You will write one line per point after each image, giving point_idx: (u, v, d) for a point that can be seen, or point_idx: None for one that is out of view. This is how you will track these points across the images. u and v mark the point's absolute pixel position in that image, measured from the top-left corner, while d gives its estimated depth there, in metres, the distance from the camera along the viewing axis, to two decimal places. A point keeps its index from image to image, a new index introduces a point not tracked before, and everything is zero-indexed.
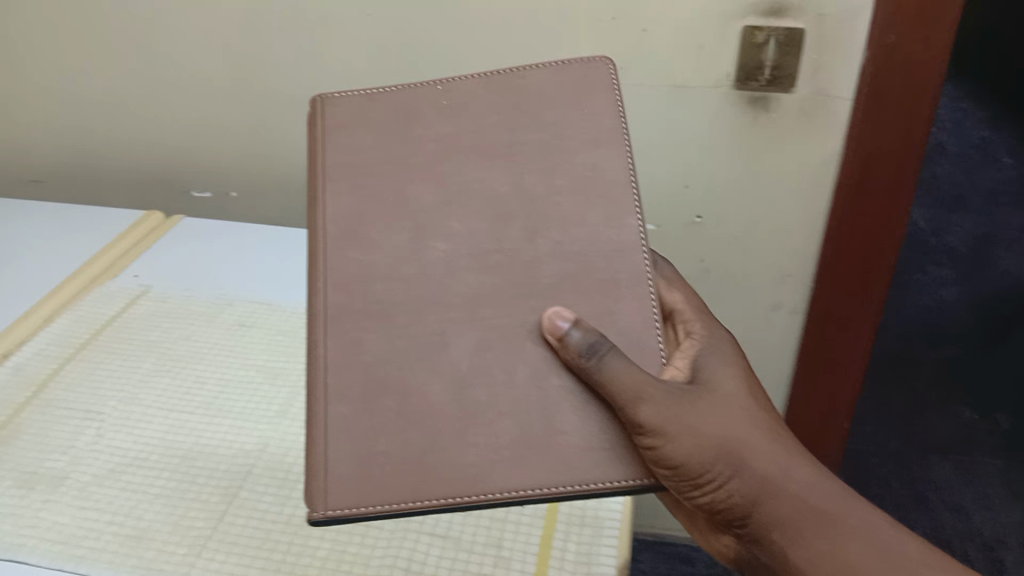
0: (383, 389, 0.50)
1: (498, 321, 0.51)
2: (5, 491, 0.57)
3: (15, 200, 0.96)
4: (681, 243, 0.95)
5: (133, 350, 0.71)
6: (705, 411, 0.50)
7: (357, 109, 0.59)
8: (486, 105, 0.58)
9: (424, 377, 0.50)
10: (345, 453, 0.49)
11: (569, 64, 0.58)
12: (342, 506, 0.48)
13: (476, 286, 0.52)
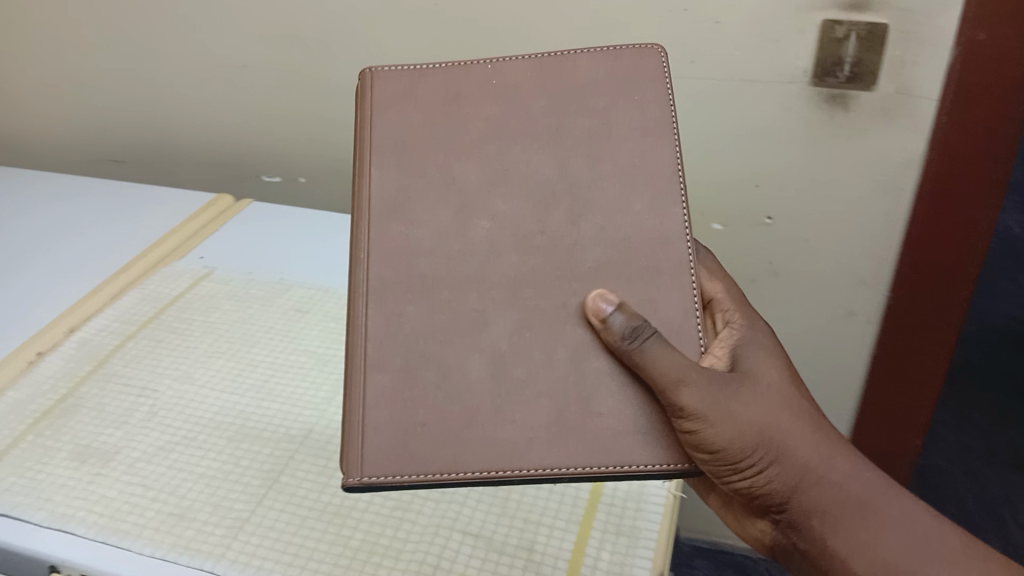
0: (422, 363, 0.50)
1: (539, 302, 0.51)
2: (59, 463, 0.59)
3: (97, 180, 1.00)
4: (749, 243, 0.92)
5: (192, 329, 0.73)
6: (748, 397, 0.50)
7: (405, 84, 0.56)
8: (537, 87, 0.55)
9: (463, 354, 0.50)
10: (383, 422, 0.49)
11: (620, 51, 0.56)
12: (380, 474, 0.49)
13: (517, 268, 0.52)
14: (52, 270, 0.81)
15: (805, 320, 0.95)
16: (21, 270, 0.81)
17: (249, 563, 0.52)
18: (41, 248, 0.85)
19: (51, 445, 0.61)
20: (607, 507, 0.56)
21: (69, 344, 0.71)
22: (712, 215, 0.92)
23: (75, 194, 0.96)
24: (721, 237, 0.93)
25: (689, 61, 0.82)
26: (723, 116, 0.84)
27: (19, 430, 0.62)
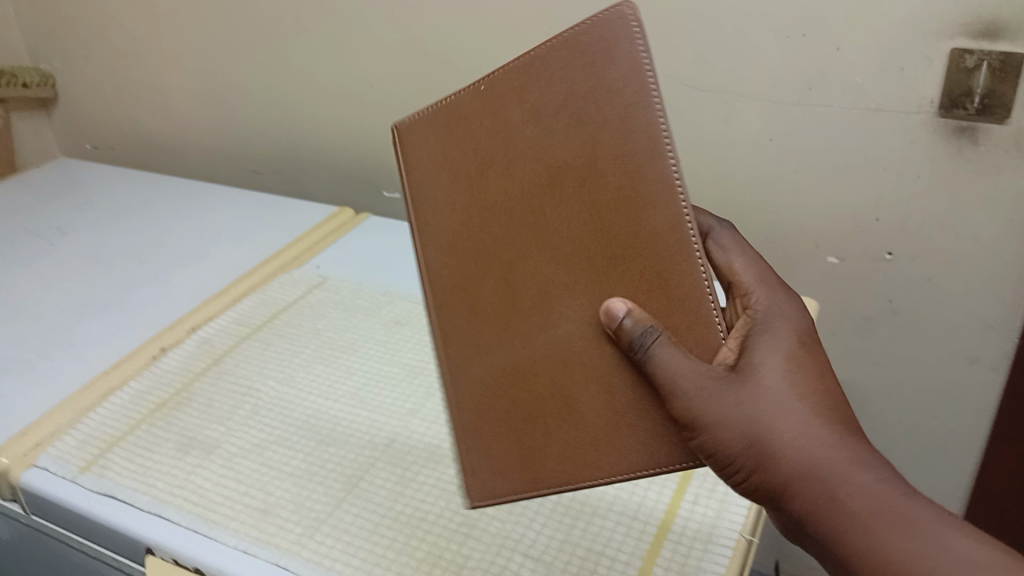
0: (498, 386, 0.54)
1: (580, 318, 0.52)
2: (168, 452, 0.65)
3: (236, 190, 1.08)
4: (867, 280, 0.86)
5: (299, 335, 0.77)
6: (740, 394, 0.47)
7: (425, 134, 0.55)
8: (527, 96, 0.51)
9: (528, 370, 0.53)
10: (475, 445, 0.55)
11: (582, 29, 0.50)
12: (479, 494, 0.55)
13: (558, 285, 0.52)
14: (185, 271, 0.89)
15: (926, 367, 0.89)
16: (157, 269, 0.89)
17: (320, 563, 0.54)
18: (179, 251, 0.93)
19: (162, 434, 0.66)
20: (672, 544, 0.55)
21: (189, 341, 0.77)
22: (825, 248, 0.87)
23: (215, 203, 1.04)
24: (835, 271, 0.88)
25: (806, 89, 0.79)
26: (842, 146, 0.81)
27: (136, 418, 0.68)
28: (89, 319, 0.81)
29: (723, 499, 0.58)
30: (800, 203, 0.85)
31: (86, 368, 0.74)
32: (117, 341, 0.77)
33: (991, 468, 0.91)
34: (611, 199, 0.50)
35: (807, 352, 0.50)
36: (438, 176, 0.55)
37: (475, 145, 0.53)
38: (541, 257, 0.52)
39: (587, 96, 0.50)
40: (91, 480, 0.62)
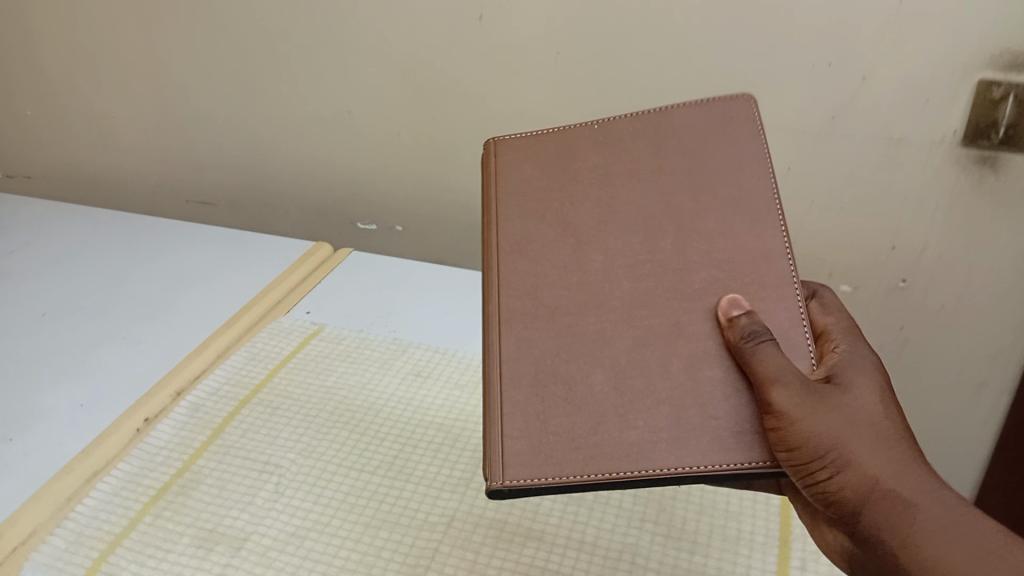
0: (553, 377, 0.47)
1: (650, 322, 0.48)
2: (185, 550, 0.55)
3: (189, 224, 0.96)
4: (878, 309, 0.86)
5: (310, 396, 0.68)
6: (834, 406, 0.44)
7: (526, 152, 0.56)
8: (626, 151, 0.53)
9: (587, 368, 0.47)
10: (518, 430, 0.46)
11: (705, 105, 0.53)
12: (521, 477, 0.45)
13: (631, 293, 0.49)
14: (152, 324, 0.77)
15: (931, 390, 0.89)
16: (119, 323, 0.77)
17: None
18: (139, 300, 0.81)
19: (173, 528, 0.56)
20: None
21: (178, 409, 0.67)
22: (838, 278, 0.86)
23: (167, 239, 0.92)
24: (847, 301, 0.87)
25: (831, 117, 0.77)
26: (862, 180, 0.79)
27: (136, 509, 0.58)
28: (47, 389, 0.69)
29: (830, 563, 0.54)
30: (814, 234, 0.84)
31: (58, 450, 0.62)
32: (89, 414, 0.66)
33: (989, 484, 0.93)
34: (678, 229, 0.50)
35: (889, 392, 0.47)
36: (531, 189, 0.54)
37: (562, 172, 0.54)
38: (651, 259, 0.49)
39: (703, 154, 0.52)
40: None
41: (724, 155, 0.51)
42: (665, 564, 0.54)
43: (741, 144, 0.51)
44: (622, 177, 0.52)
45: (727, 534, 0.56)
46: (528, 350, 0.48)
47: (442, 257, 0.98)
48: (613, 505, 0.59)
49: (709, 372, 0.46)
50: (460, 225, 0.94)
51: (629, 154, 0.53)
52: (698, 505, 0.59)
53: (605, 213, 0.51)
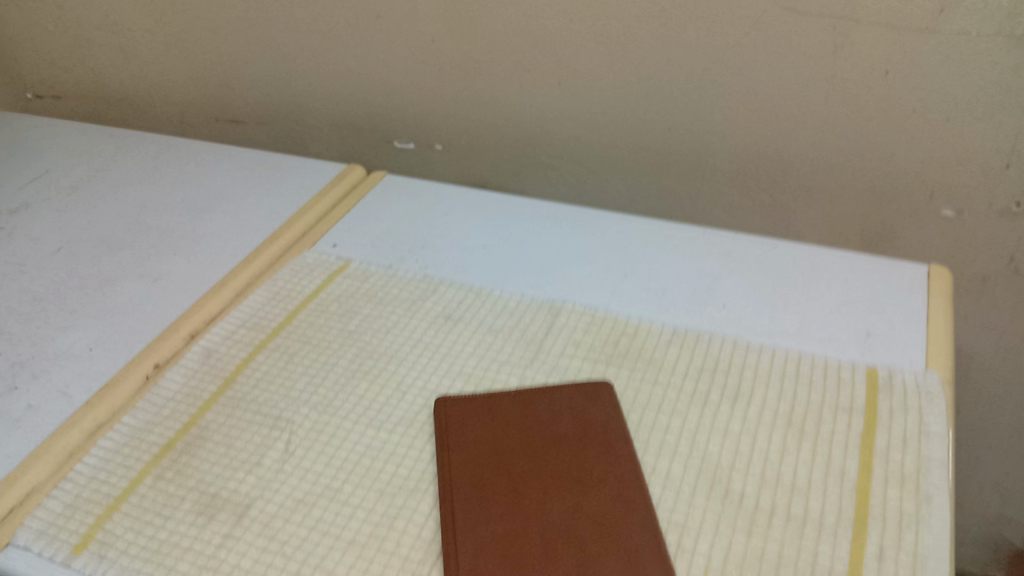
0: (497, 528, 0.47)
1: (585, 489, 0.49)
2: (185, 516, 0.50)
3: (217, 145, 0.91)
4: (986, 236, 0.74)
5: (330, 340, 0.62)
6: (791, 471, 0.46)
7: (472, 367, 0.59)
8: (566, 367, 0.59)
9: (531, 522, 0.48)
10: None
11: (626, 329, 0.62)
12: None
13: (564, 467, 0.51)
14: (169, 259, 0.72)
15: None
16: (137, 257, 0.72)
17: None
18: (159, 231, 0.76)
19: (174, 491, 0.52)
20: None
21: (191, 353, 0.62)
22: (940, 199, 0.74)
23: (192, 163, 0.87)
24: (948, 227, 0.75)
25: (935, 10, 0.63)
26: (974, 85, 0.66)
27: (138, 469, 0.53)
28: (57, 331, 0.65)
29: (914, 556, 0.46)
30: (913, 148, 0.72)
31: (63, 402, 0.58)
32: (97, 362, 0.62)
33: None
34: (623, 436, 0.53)
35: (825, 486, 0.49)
36: (474, 394, 0.56)
37: (501, 389, 0.57)
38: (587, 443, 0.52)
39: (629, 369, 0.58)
40: (89, 565, 0.48)
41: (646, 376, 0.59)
42: (716, 549, 0.47)
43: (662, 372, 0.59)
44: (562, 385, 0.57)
45: (792, 514, 0.48)
46: (479, 517, 0.48)
47: (485, 178, 0.90)
48: (659, 476, 0.51)
49: (634, 521, 0.48)
50: (506, 142, 0.86)
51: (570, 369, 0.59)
52: (758, 474, 0.51)
53: (557, 419, 0.54)
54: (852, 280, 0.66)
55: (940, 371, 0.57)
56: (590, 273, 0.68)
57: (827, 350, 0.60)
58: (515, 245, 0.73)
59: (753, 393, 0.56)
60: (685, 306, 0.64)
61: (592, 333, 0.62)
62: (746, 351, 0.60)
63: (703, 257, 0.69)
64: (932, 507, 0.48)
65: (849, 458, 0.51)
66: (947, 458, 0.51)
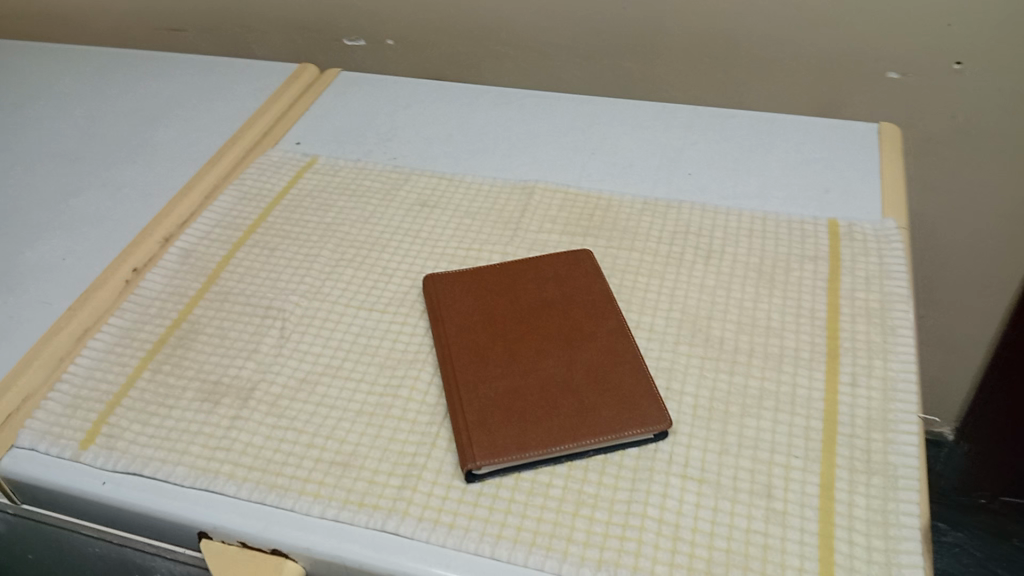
0: (498, 386, 0.49)
1: (577, 344, 0.52)
2: (190, 404, 0.51)
3: (160, 53, 0.88)
4: (929, 97, 0.77)
5: (309, 233, 0.63)
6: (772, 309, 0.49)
7: (454, 246, 0.60)
8: (546, 239, 0.60)
9: (531, 378, 0.50)
10: (483, 432, 0.47)
11: (599, 199, 0.64)
12: (495, 459, 0.46)
13: (556, 326, 0.53)
14: (129, 166, 0.71)
15: (986, 182, 0.81)
16: (95, 167, 0.71)
17: (441, 520, 0.44)
18: (114, 141, 0.74)
19: (174, 382, 0.52)
20: (848, 440, 0.47)
21: (169, 256, 0.61)
22: (887, 63, 0.76)
23: (137, 73, 0.84)
24: (894, 89, 0.78)
25: None
26: None
27: (134, 365, 0.54)
28: (26, 244, 0.63)
29: (885, 379, 0.50)
30: (861, 12, 0.73)
31: (45, 311, 0.58)
32: (74, 270, 0.61)
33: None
34: (609, 297, 0.55)
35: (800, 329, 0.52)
36: (459, 270, 0.57)
37: (485, 264, 0.58)
38: (574, 303, 0.54)
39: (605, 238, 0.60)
40: (100, 457, 0.49)
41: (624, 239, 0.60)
42: (704, 388, 0.50)
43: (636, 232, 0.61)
44: (544, 255, 0.58)
45: (769, 352, 0.52)
46: (480, 379, 0.50)
47: (440, 73, 0.89)
48: (645, 329, 0.53)
49: (625, 369, 0.50)
50: (460, 33, 0.85)
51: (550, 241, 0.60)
52: (737, 319, 0.54)
53: (543, 284, 0.56)
54: (809, 142, 0.68)
55: (897, 220, 0.60)
56: (558, 154, 0.69)
57: (791, 207, 0.62)
58: (481, 131, 0.73)
59: (724, 250, 0.59)
60: (654, 177, 0.66)
61: (567, 206, 0.63)
62: (716, 214, 0.62)
63: (665, 131, 0.71)
64: (899, 336, 0.52)
65: (818, 300, 0.55)
66: (908, 294, 0.55)
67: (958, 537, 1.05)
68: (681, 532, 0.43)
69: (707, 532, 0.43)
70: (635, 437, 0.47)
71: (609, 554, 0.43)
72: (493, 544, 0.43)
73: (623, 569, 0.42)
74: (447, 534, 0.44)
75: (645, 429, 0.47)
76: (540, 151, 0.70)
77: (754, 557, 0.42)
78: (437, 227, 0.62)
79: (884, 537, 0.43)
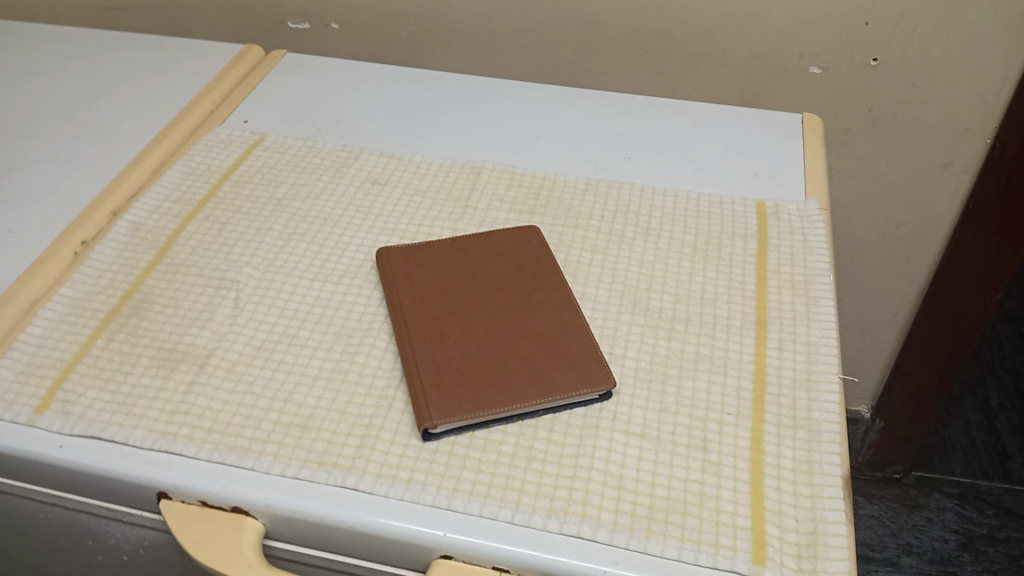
0: (451, 350, 0.52)
1: (526, 311, 0.54)
2: (146, 371, 0.52)
3: (99, 31, 0.87)
4: (847, 91, 0.82)
5: (261, 208, 0.64)
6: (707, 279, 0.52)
7: (405, 221, 0.62)
8: (494, 215, 0.63)
9: (482, 342, 0.52)
10: (437, 394, 0.49)
11: (544, 179, 0.67)
12: (449, 418, 0.48)
13: (505, 295, 0.55)
14: (73, 142, 0.70)
15: (898, 171, 0.87)
16: (36, 141, 0.70)
17: (399, 476, 0.47)
18: (55, 116, 0.73)
19: (130, 350, 0.53)
20: (776, 398, 0.51)
21: (118, 229, 0.62)
22: (810, 58, 0.81)
23: (75, 50, 0.83)
24: (817, 83, 0.82)
25: None
26: None
27: (87, 334, 0.54)
28: None
29: (809, 344, 0.54)
30: (787, 8, 0.78)
31: None
32: (19, 242, 0.61)
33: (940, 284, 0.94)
34: (556, 269, 0.57)
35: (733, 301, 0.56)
36: (411, 243, 0.59)
37: (436, 237, 0.60)
38: (523, 273, 0.57)
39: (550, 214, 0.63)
40: (55, 422, 0.49)
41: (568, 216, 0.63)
42: (644, 351, 0.53)
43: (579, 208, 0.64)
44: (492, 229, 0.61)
45: (704, 319, 0.55)
46: (434, 344, 0.52)
47: (386, 58, 0.91)
48: (590, 299, 0.56)
49: (571, 334, 0.53)
50: (405, 20, 0.87)
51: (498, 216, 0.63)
52: (675, 291, 0.57)
53: (492, 256, 0.58)
54: (739, 130, 0.73)
55: (819, 202, 0.65)
56: (503, 136, 0.72)
57: (723, 190, 0.66)
58: (427, 114, 0.75)
59: (662, 228, 0.62)
60: (596, 160, 0.69)
61: (513, 185, 0.66)
62: (653, 193, 0.65)
63: (605, 116, 0.74)
64: (820, 306, 0.56)
65: (747, 273, 0.59)
66: (829, 267, 0.59)
67: (875, 508, 1.13)
68: (624, 482, 0.47)
69: (648, 482, 0.47)
70: (581, 396, 0.50)
71: (559, 503, 0.45)
72: (450, 496, 0.46)
73: (572, 516, 0.45)
74: (405, 488, 0.46)
75: (590, 389, 0.50)
76: (487, 134, 0.72)
77: (692, 502, 0.46)
78: (387, 203, 0.64)
79: (807, 485, 0.47)
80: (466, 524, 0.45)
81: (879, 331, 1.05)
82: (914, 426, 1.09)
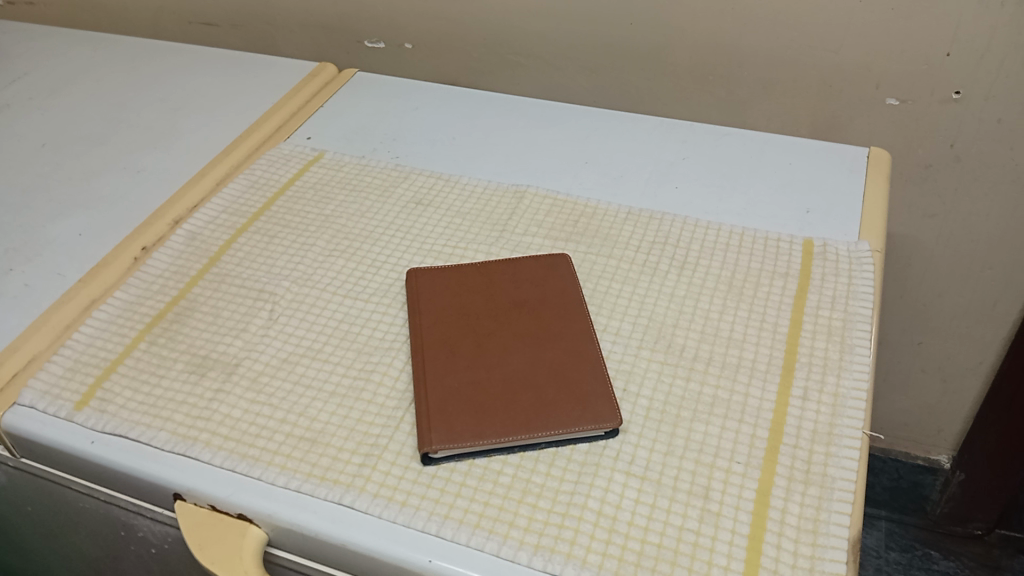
0: (460, 377, 0.52)
1: (540, 343, 0.54)
2: (180, 375, 0.55)
3: (192, 47, 0.93)
4: (927, 125, 0.79)
5: (309, 223, 0.66)
6: None
7: (442, 245, 0.63)
8: (533, 241, 0.63)
9: (491, 371, 0.53)
10: (441, 423, 0.49)
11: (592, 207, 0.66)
12: (450, 445, 0.48)
13: (522, 325, 0.56)
14: (151, 153, 0.75)
15: (983, 209, 0.84)
16: (118, 150, 0.76)
17: (394, 498, 0.47)
18: (140, 127, 0.79)
19: (168, 355, 0.56)
20: (791, 450, 0.49)
21: (175, 238, 0.65)
22: (886, 89, 0.78)
23: (169, 66, 0.89)
24: (894, 115, 0.80)
25: None
26: None
27: (132, 336, 0.58)
28: (46, 219, 0.68)
29: (836, 395, 0.51)
30: (863, 37, 0.75)
31: (57, 281, 0.62)
32: (86, 244, 0.65)
33: None
34: (579, 300, 0.57)
35: (756, 344, 0.55)
36: (441, 269, 0.60)
37: (467, 264, 0.61)
38: (545, 304, 0.57)
39: (583, 249, 0.62)
40: (91, 419, 0.52)
41: (605, 251, 0.62)
42: (660, 390, 0.52)
43: (618, 239, 0.63)
44: (527, 257, 0.61)
45: (728, 361, 0.54)
46: (447, 370, 0.53)
47: (455, 76, 0.95)
48: (612, 332, 0.56)
49: (585, 368, 0.53)
50: (474, 41, 0.90)
51: (538, 244, 0.63)
52: (701, 329, 0.56)
53: (519, 286, 0.59)
54: (798, 162, 0.70)
55: (873, 243, 0.61)
56: (554, 162, 0.72)
57: (773, 227, 0.64)
58: (484, 137, 0.76)
59: (699, 262, 0.61)
60: (642, 189, 0.69)
61: (556, 212, 0.66)
62: (695, 225, 0.64)
63: (659, 145, 0.74)
64: (854, 354, 0.54)
65: (782, 315, 0.57)
66: (872, 314, 0.56)
67: (950, 565, 1.10)
68: (617, 525, 0.45)
69: (642, 526, 0.45)
70: (586, 432, 0.49)
71: (546, 541, 0.45)
72: (440, 523, 0.46)
73: (557, 555, 0.44)
74: (399, 511, 0.46)
75: (593, 427, 0.49)
76: (538, 158, 0.73)
77: (683, 553, 0.44)
78: (430, 225, 0.65)
79: (810, 545, 0.44)
80: (452, 553, 0.45)
81: (962, 378, 1.01)
82: (995, 486, 1.05)
